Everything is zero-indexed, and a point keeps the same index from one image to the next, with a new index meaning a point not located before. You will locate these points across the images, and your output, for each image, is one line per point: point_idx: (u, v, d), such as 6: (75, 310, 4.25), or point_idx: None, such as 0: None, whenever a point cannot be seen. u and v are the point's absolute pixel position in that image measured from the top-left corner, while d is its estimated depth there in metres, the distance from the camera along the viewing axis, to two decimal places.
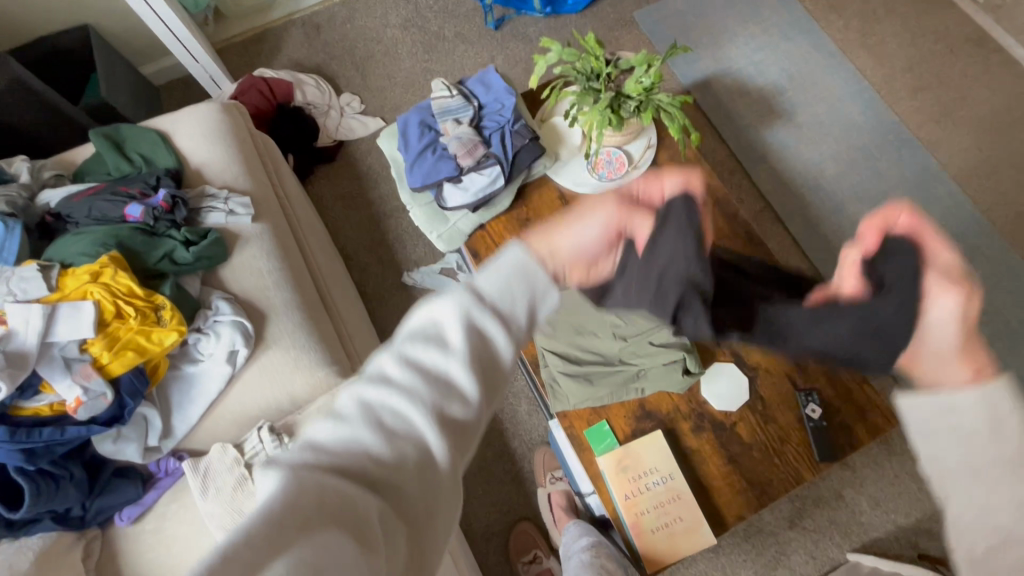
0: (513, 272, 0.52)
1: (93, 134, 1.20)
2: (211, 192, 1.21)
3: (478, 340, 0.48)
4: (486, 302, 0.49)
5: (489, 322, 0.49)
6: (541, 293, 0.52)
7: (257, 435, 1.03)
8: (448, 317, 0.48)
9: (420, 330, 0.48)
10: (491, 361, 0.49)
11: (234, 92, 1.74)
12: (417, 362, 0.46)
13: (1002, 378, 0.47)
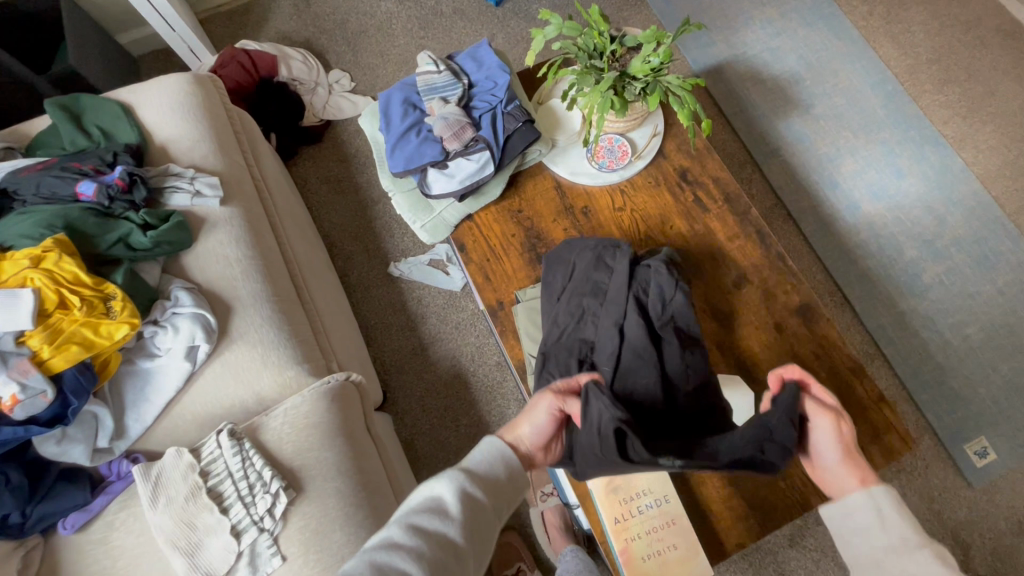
0: (485, 473, 0.73)
1: (47, 104, 1.10)
2: (176, 171, 1.11)
3: (465, 504, 0.69)
4: (471, 476, 0.72)
5: (475, 496, 0.70)
6: (514, 463, 0.75)
7: (216, 439, 0.95)
8: (446, 493, 0.69)
9: (425, 503, 0.69)
10: (473, 522, 0.69)
11: (214, 65, 1.63)
12: (422, 524, 0.67)
13: (879, 482, 0.71)
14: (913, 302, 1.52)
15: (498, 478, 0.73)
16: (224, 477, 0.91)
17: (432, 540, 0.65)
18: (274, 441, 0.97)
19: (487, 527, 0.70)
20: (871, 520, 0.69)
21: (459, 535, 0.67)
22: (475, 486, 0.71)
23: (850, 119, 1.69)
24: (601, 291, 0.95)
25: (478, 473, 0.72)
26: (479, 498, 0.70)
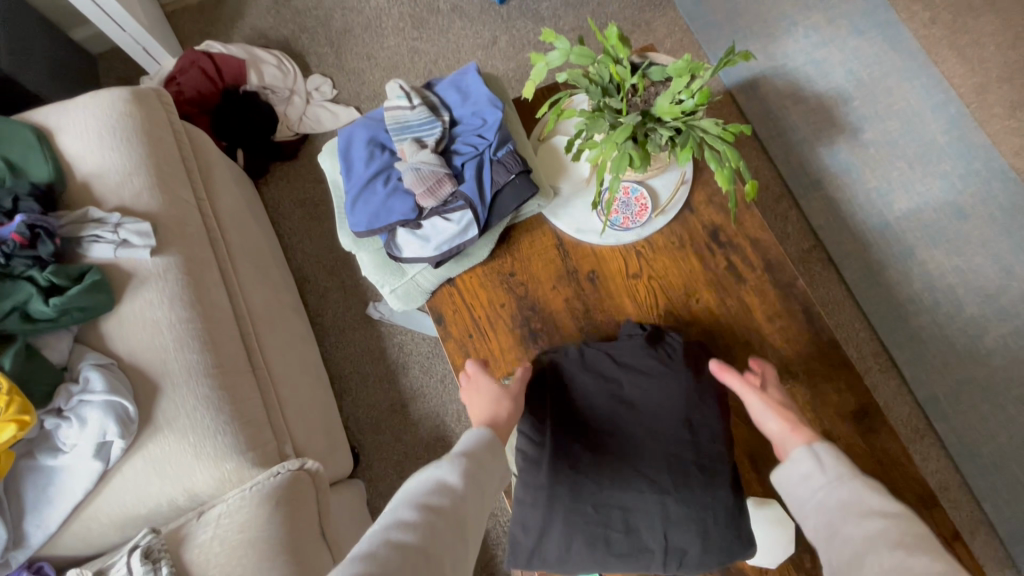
0: (474, 456, 0.65)
1: None
2: (96, 217, 0.92)
3: (468, 478, 0.62)
4: (468, 455, 0.65)
5: (473, 471, 0.63)
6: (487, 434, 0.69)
7: (126, 560, 0.79)
8: (446, 471, 0.61)
9: (427, 483, 0.60)
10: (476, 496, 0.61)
11: (174, 70, 1.45)
12: (428, 504, 0.57)
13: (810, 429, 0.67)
14: (973, 369, 1.29)
15: (492, 455, 0.67)
16: None
17: (443, 511, 0.57)
18: (201, 563, 0.81)
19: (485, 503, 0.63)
20: (812, 466, 0.63)
21: (465, 503, 0.60)
22: (472, 466, 0.63)
23: (906, 146, 1.43)
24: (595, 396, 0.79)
25: (465, 454, 0.64)
26: (478, 475, 0.63)
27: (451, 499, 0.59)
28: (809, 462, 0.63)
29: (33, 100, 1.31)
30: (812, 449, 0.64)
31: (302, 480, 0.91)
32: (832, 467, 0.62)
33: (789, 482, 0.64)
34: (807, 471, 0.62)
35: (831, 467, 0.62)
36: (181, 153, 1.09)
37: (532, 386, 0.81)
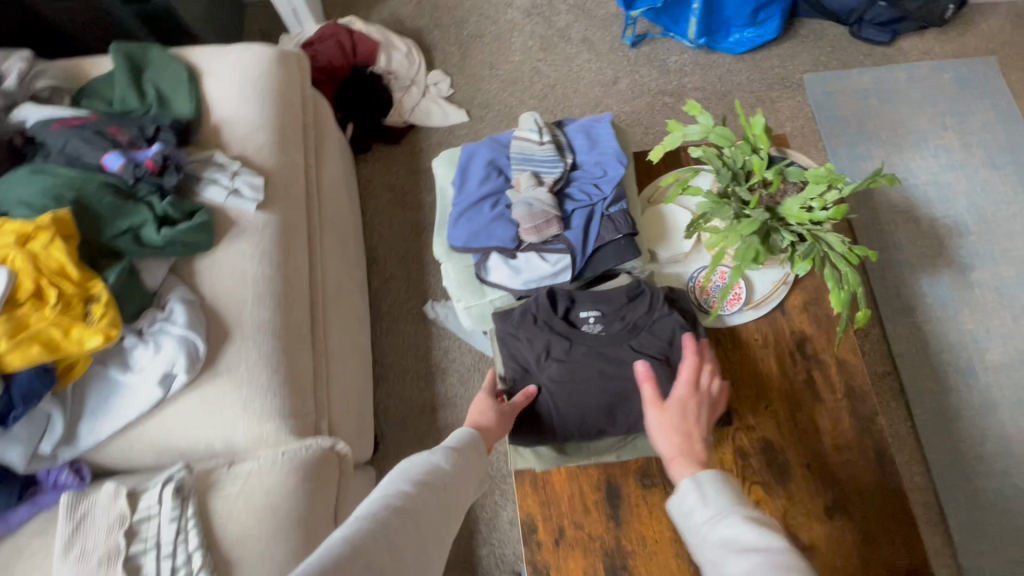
0: (460, 457, 0.64)
1: (114, 51, 1.01)
2: (218, 161, 0.97)
3: (448, 471, 0.61)
4: (448, 445, 0.64)
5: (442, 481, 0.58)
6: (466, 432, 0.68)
7: (159, 491, 0.81)
8: (438, 460, 0.61)
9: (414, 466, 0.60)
10: (451, 483, 0.60)
11: (313, 36, 1.53)
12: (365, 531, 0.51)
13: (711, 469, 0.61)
14: None
15: (473, 461, 0.65)
16: (153, 543, 0.78)
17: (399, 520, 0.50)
18: (223, 512, 0.82)
19: (464, 491, 0.63)
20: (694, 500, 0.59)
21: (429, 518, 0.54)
22: (462, 460, 0.64)
23: (1014, 298, 1.35)
24: (556, 345, 0.76)
25: (453, 457, 0.63)
26: (466, 467, 0.64)
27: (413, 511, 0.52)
28: (693, 490, 0.59)
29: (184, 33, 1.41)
30: (700, 479, 0.60)
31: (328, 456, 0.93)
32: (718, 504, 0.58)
33: (686, 517, 0.59)
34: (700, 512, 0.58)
35: (717, 500, 0.58)
36: (304, 118, 1.14)
37: (510, 329, 0.78)
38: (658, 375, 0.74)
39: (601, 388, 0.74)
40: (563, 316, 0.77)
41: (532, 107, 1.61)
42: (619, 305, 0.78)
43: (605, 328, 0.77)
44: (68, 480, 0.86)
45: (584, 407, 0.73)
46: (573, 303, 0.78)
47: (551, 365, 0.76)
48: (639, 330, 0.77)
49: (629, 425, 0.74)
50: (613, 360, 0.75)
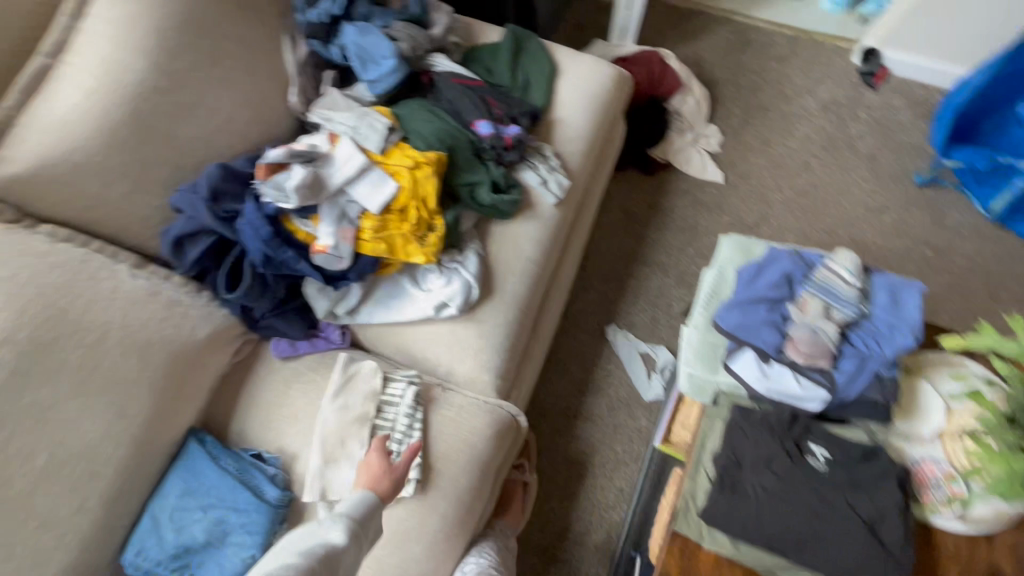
0: (359, 522, 0.77)
1: (508, 32, 1.19)
2: (544, 153, 1.12)
3: (336, 544, 0.71)
4: (346, 513, 0.77)
5: (363, 535, 0.76)
6: (354, 499, 0.80)
7: (402, 386, 1.01)
8: (334, 530, 0.74)
9: (309, 538, 0.72)
10: (335, 556, 0.69)
11: (629, 54, 1.62)
12: (335, 537, 0.73)
13: None
14: None
15: (367, 518, 0.78)
16: (389, 426, 0.97)
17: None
18: (438, 428, 1.00)
19: (362, 541, 0.76)
20: None
21: (348, 549, 0.72)
22: (356, 528, 0.75)
23: None
24: (778, 456, 0.82)
25: (348, 523, 0.75)
26: (358, 535, 0.75)
27: (333, 556, 0.69)
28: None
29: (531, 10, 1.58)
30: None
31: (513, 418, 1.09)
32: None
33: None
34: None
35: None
36: (608, 140, 1.28)
37: (742, 420, 0.85)
38: (860, 536, 0.77)
39: (802, 517, 0.78)
40: (794, 438, 0.84)
41: (785, 198, 1.62)
42: (846, 458, 0.82)
43: (827, 468, 0.82)
44: (337, 336, 1.08)
45: (781, 523, 0.78)
46: (807, 432, 0.85)
47: (767, 474, 0.80)
48: (859, 488, 0.80)
49: (810, 564, 0.77)
50: (824, 501, 0.79)
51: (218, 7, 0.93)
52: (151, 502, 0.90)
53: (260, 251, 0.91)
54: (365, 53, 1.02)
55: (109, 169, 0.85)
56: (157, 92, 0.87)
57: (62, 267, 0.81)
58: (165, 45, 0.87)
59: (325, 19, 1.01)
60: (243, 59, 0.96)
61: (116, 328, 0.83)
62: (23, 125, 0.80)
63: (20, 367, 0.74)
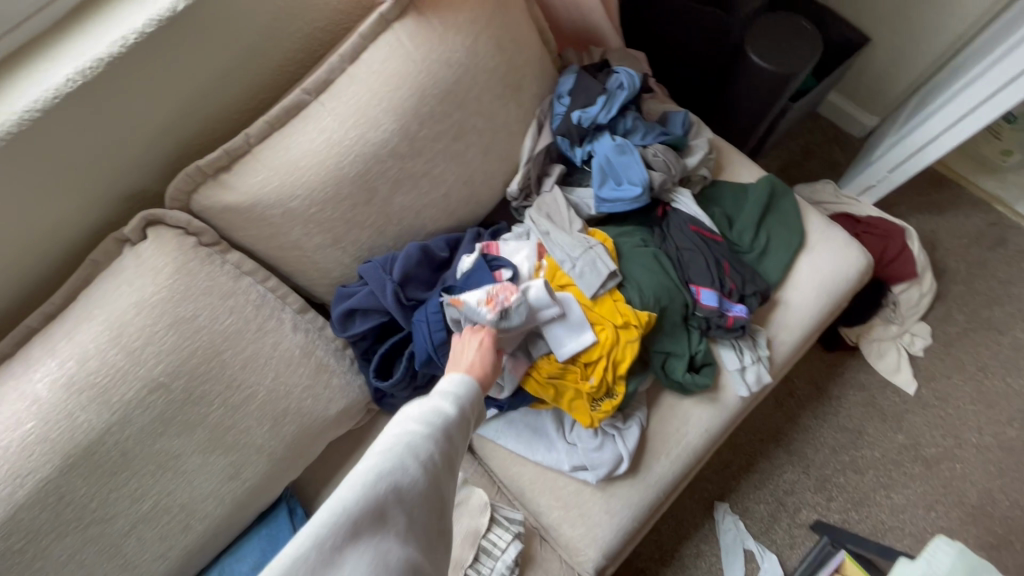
0: (433, 428, 0.61)
1: (764, 181, 1.00)
2: (756, 337, 0.95)
3: (425, 451, 0.59)
4: (426, 417, 0.62)
5: (474, 417, 0.68)
6: (443, 399, 0.65)
7: (506, 539, 0.89)
8: (414, 425, 0.61)
9: (400, 438, 0.60)
10: (419, 468, 0.58)
11: (864, 216, 1.37)
12: (449, 409, 0.64)
13: None
14: None
15: (455, 418, 0.64)
16: None
17: (431, 460, 0.59)
18: None
19: (449, 455, 0.62)
20: None
21: (461, 421, 0.65)
22: (428, 428, 0.61)
23: None
24: None
25: (423, 437, 0.60)
26: (443, 428, 0.62)
27: (450, 431, 0.63)
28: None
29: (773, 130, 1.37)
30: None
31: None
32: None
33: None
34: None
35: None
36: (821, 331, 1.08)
37: None
38: None
39: None
40: None
41: (981, 444, 1.34)
42: None
43: None
44: None
45: None
46: None
47: None
48: None
49: None
50: None
51: (484, 79, 0.83)
52: (222, 559, 0.83)
53: (425, 351, 0.82)
54: (612, 172, 0.89)
55: (316, 223, 0.78)
56: (393, 157, 0.79)
57: (237, 314, 0.75)
58: (421, 111, 0.78)
59: (587, 122, 0.88)
60: (485, 139, 0.86)
61: (263, 391, 0.76)
62: (256, 157, 0.74)
63: (167, 412, 0.70)
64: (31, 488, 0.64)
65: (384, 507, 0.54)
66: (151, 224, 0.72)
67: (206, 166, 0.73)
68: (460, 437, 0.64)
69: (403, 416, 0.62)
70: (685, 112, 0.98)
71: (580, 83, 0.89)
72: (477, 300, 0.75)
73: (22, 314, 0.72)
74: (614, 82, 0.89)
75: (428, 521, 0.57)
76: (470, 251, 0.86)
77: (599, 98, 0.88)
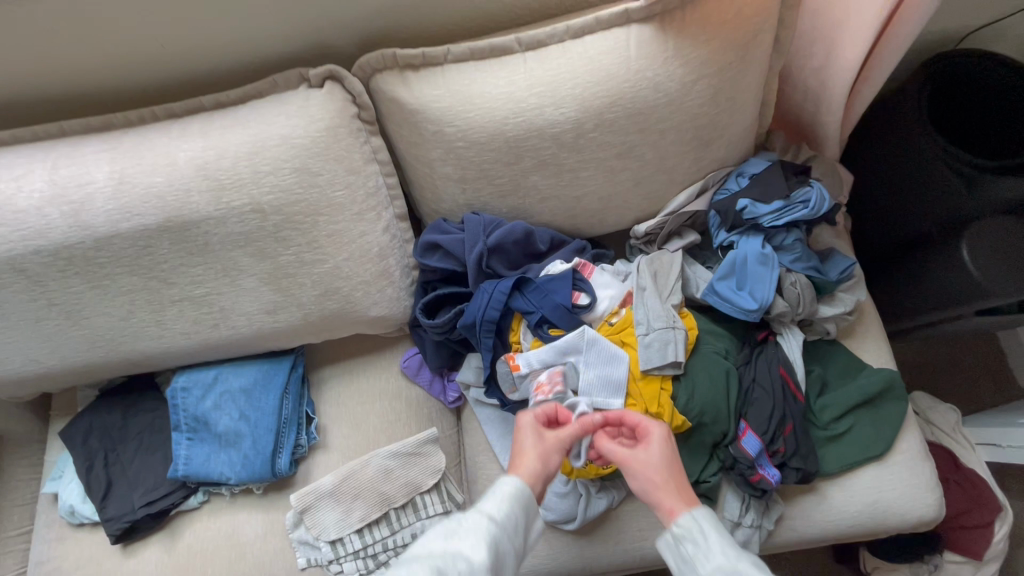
0: (485, 543, 0.62)
1: (886, 373, 0.89)
2: (771, 506, 0.87)
3: (467, 569, 0.60)
4: (475, 534, 0.63)
5: (507, 563, 0.64)
6: (498, 511, 0.65)
7: (434, 511, 0.91)
8: (460, 543, 0.62)
9: (443, 551, 0.61)
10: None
11: (969, 468, 1.19)
12: (465, 556, 0.61)
13: None
14: None
15: (507, 536, 0.64)
16: (394, 527, 0.89)
17: None
18: None
19: (498, 574, 0.62)
20: None
21: (512, 540, 0.65)
22: (478, 543, 0.62)
23: None
24: None
25: (470, 552, 0.61)
26: (494, 545, 0.63)
27: (498, 550, 0.63)
28: (694, 533, 0.64)
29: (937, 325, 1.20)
30: (696, 515, 0.65)
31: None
32: (717, 545, 0.62)
33: (667, 548, 0.65)
34: (695, 558, 0.63)
35: (716, 547, 0.62)
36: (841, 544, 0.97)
37: None
38: None
39: None
40: None
41: None
42: None
43: None
44: (452, 397, 1.00)
45: None
46: None
47: None
48: None
49: None
50: None
51: (679, 119, 0.78)
52: (227, 364, 0.94)
53: (473, 317, 0.84)
54: (740, 273, 0.83)
55: (455, 155, 0.80)
56: (552, 140, 0.78)
57: (350, 190, 0.79)
58: (604, 115, 0.76)
59: (748, 216, 0.81)
60: (645, 171, 0.83)
61: (329, 263, 0.82)
62: (444, 74, 0.77)
63: (252, 234, 0.77)
64: (132, 226, 0.74)
65: None
66: (331, 79, 0.77)
67: (400, 58, 0.76)
68: (494, 564, 0.62)
69: (418, 557, 0.61)
70: (854, 263, 0.87)
71: (767, 174, 0.83)
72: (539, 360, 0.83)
73: (204, 89, 0.82)
74: (802, 194, 0.80)
75: None
76: (566, 259, 0.86)
77: (775, 201, 0.80)
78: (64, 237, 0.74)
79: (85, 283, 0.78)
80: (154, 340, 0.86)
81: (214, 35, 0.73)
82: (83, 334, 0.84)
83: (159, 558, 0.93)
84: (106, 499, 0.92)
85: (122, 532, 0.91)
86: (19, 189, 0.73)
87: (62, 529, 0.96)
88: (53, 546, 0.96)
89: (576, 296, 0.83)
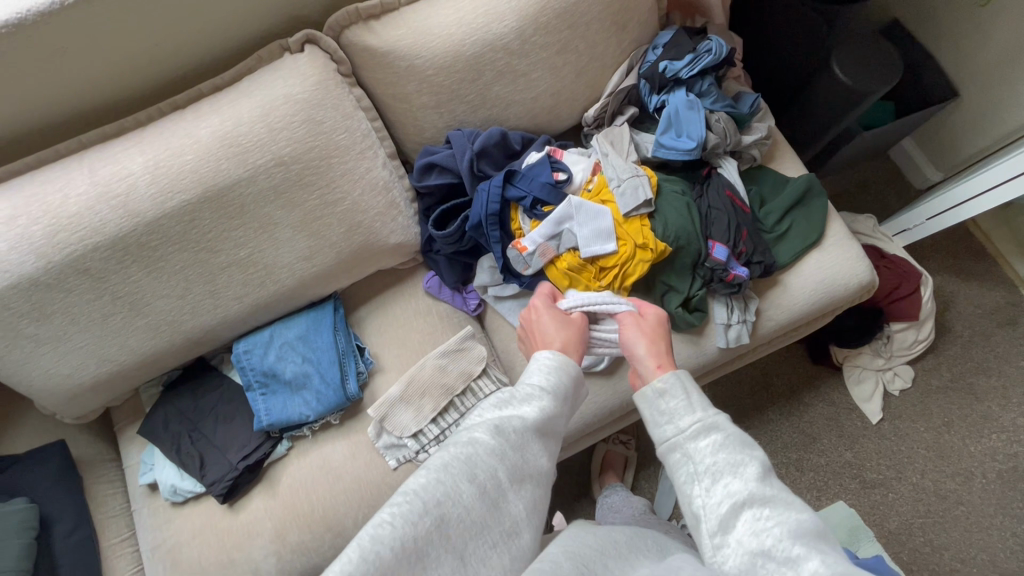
0: (543, 400, 0.65)
1: (804, 178, 1.12)
2: (749, 303, 1.08)
3: (529, 428, 0.62)
4: (533, 399, 0.65)
5: (559, 419, 0.67)
6: (551, 377, 0.67)
7: (489, 390, 1.07)
8: (520, 409, 0.63)
9: (503, 415, 0.62)
10: (521, 437, 0.62)
11: (890, 254, 1.47)
12: (521, 417, 0.62)
13: None
14: None
15: (562, 394, 0.67)
16: (462, 410, 1.05)
17: (534, 437, 0.63)
18: None
19: (554, 429, 0.66)
20: None
21: (564, 401, 0.68)
22: (537, 403, 0.64)
23: None
24: None
25: (534, 408, 0.64)
26: (552, 403, 0.66)
27: (554, 408, 0.66)
28: (676, 390, 0.66)
29: (840, 148, 1.42)
30: (678, 381, 0.67)
31: (614, 451, 1.46)
32: (698, 402, 0.65)
33: (648, 403, 0.67)
34: (675, 410, 0.65)
35: (696, 403, 0.65)
36: (810, 326, 1.20)
37: None
38: None
39: None
40: None
41: (919, 484, 1.45)
42: None
43: None
44: (473, 303, 1.16)
45: None
46: None
47: None
48: None
49: None
50: None
51: (597, 10, 0.97)
52: (277, 323, 1.06)
53: (479, 216, 1.00)
54: (676, 123, 1.03)
55: (428, 84, 0.95)
56: (503, 50, 0.94)
57: (349, 133, 0.93)
58: (539, 19, 0.93)
59: (670, 74, 1.03)
60: (581, 62, 1.01)
61: (348, 201, 0.95)
62: (402, 17, 0.93)
63: (279, 188, 0.90)
64: (175, 204, 0.85)
65: (481, 478, 0.57)
66: (308, 42, 0.92)
67: (362, 11, 0.92)
68: (553, 417, 0.65)
69: (477, 421, 0.62)
70: (757, 96, 1.10)
71: (675, 41, 1.04)
72: (543, 231, 0.98)
73: (196, 81, 0.94)
74: (704, 46, 1.03)
75: (535, 491, 0.61)
76: (539, 150, 1.03)
77: (686, 56, 1.03)
78: (118, 228, 0.84)
79: (143, 269, 0.88)
80: (210, 312, 0.96)
81: (199, 26, 0.85)
82: (146, 322, 0.93)
83: (265, 504, 1.04)
84: (203, 469, 1.02)
85: (226, 492, 1.02)
86: (67, 195, 0.83)
87: (167, 512, 1.06)
88: (162, 530, 1.05)
89: (556, 175, 1.01)
